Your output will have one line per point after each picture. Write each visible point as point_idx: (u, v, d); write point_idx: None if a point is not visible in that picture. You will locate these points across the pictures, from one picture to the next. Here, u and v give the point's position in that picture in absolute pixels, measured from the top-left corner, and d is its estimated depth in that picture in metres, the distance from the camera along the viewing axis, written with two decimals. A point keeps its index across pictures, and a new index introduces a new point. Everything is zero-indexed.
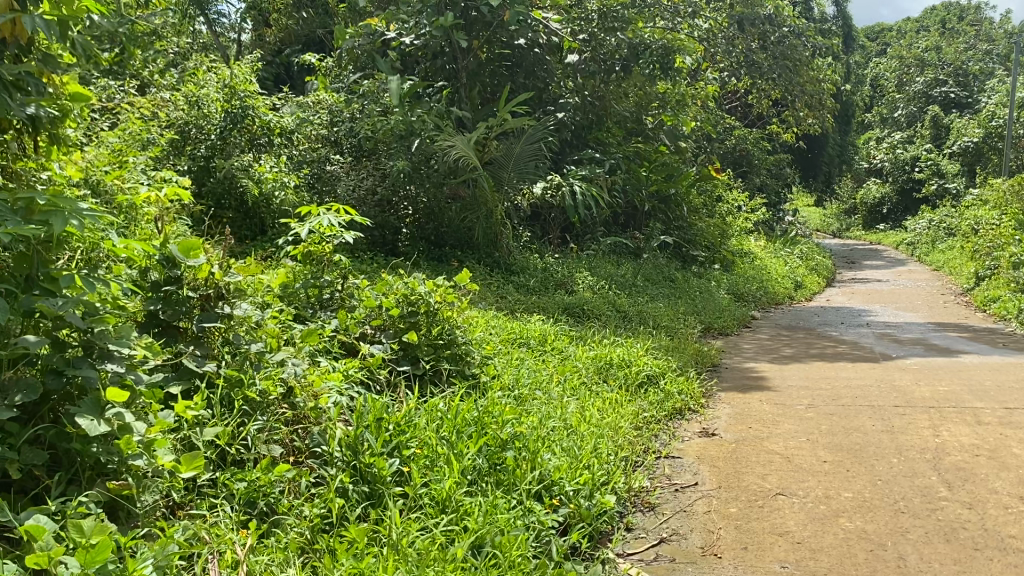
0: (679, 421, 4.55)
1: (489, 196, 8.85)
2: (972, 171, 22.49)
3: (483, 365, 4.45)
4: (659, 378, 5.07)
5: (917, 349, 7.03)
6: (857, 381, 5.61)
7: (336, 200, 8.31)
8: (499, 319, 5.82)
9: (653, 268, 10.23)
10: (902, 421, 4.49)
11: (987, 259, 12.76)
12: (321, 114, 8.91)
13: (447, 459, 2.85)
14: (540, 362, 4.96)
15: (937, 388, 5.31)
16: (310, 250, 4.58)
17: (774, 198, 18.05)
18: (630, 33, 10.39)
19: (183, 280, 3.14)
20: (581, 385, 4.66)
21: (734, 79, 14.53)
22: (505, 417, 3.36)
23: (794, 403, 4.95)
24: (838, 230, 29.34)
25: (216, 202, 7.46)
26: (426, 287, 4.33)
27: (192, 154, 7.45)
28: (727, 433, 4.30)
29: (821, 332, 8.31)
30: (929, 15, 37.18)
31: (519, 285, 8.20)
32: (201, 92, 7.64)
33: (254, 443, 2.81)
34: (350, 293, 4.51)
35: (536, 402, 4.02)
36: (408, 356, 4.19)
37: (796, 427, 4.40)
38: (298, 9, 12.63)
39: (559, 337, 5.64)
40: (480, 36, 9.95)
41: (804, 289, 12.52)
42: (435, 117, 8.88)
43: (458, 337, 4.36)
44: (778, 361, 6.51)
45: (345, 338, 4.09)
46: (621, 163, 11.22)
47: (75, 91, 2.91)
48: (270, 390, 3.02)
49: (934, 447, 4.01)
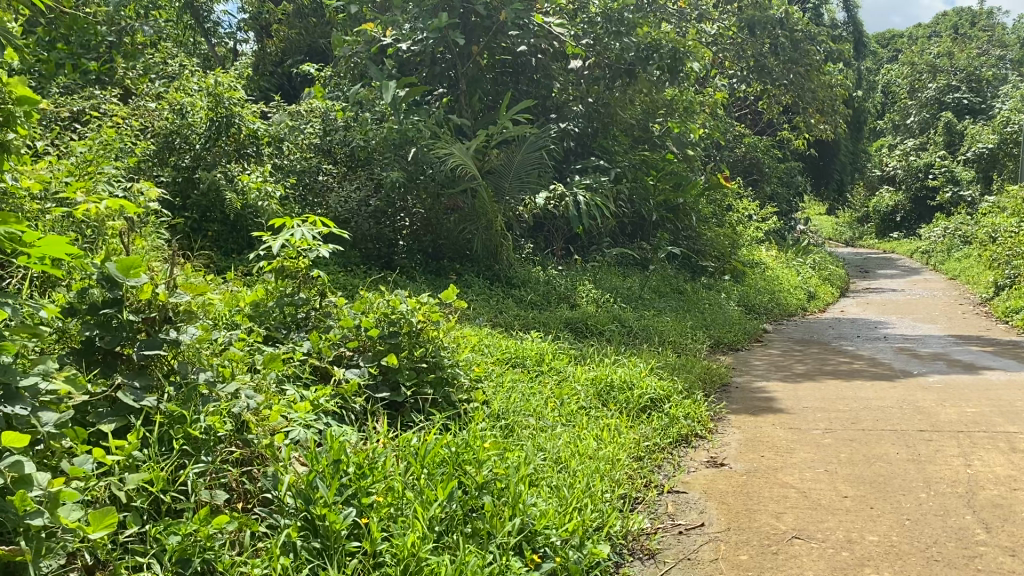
0: (684, 449, 4.17)
1: (488, 206, 8.47)
2: (988, 178, 22.06)
3: (472, 390, 4.09)
4: (664, 402, 4.68)
5: (940, 365, 6.63)
6: (878, 402, 5.22)
7: (327, 211, 7.91)
8: (493, 338, 5.46)
9: (661, 280, 9.88)
10: (929, 449, 4.10)
11: (1007, 268, 12.34)
12: (313, 124, 8.46)
13: (414, 508, 2.49)
14: (536, 384, 4.59)
15: (963, 410, 4.92)
16: (285, 266, 4.22)
17: (786, 207, 17.65)
18: (637, 38, 10.17)
19: (124, 302, 2.81)
20: (579, 410, 4.31)
21: (744, 85, 14.18)
22: (486, 453, 3.00)
23: (809, 428, 4.57)
24: (850, 239, 28.94)
25: (201, 215, 7.21)
26: (408, 306, 3.99)
27: (176, 164, 7.18)
28: (737, 463, 3.93)
29: (837, 345, 7.93)
30: (942, 20, 36.74)
31: (519, 299, 7.86)
32: (185, 100, 7.32)
33: (193, 489, 2.47)
34: (327, 313, 4.17)
35: (526, 433, 3.66)
36: (388, 382, 3.84)
37: (813, 456, 4.03)
38: (302, 18, 12.48)
39: (557, 356, 5.27)
40: (479, 42, 9.61)
41: (817, 300, 12.12)
42: (432, 125, 8.60)
43: (444, 359, 4.00)
44: (790, 380, 6.12)
45: (317, 363, 3.75)
46: (627, 171, 10.78)
47: (22, 93, 2.60)
48: (216, 428, 2.67)
49: (967, 480, 3.63)
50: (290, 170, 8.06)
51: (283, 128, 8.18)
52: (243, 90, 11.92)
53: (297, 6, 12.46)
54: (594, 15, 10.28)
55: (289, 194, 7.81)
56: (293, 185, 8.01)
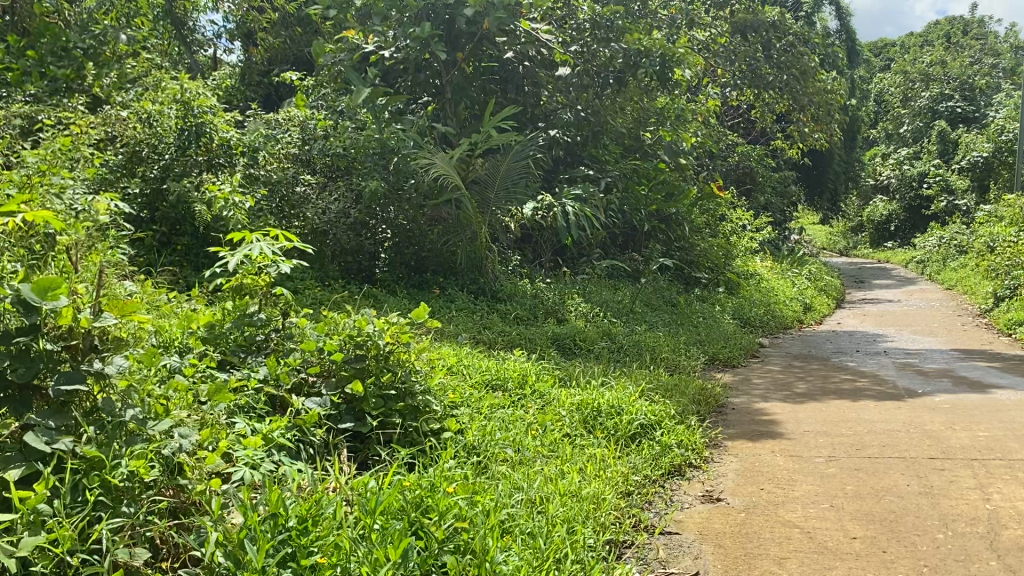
0: (677, 481, 3.85)
1: (473, 217, 8.19)
2: (982, 186, 21.84)
3: (446, 418, 3.74)
4: (656, 428, 4.34)
5: (945, 383, 6.32)
6: (884, 425, 4.89)
7: (304, 224, 7.61)
8: (473, 358, 5.11)
9: (653, 292, 9.58)
10: (943, 480, 3.78)
11: (1007, 278, 12.05)
12: (292, 133, 8.15)
13: (362, 568, 2.15)
14: (517, 410, 4.25)
15: (976, 434, 4.60)
16: (244, 283, 3.88)
17: (780, 217, 17.37)
18: (626, 43, 9.87)
19: (41, 328, 2.42)
20: (562, 439, 3.98)
21: (737, 93, 13.87)
22: (453, 497, 2.66)
23: (812, 456, 4.25)
24: (844, 249, 28.69)
25: (170, 228, 6.93)
26: (376, 326, 3.65)
27: (144, 175, 6.86)
28: (734, 498, 3.61)
29: (837, 361, 7.62)
30: (934, 28, 36.51)
31: (504, 314, 7.53)
32: (154, 108, 7.05)
33: (107, 548, 2.11)
34: (287, 335, 3.81)
35: (502, 468, 3.32)
36: (352, 412, 3.52)
37: (817, 489, 3.70)
38: (286, 28, 12.11)
39: (541, 378, 4.91)
40: (466, 48, 9.36)
41: (813, 312, 11.81)
42: (415, 133, 8.25)
43: (415, 386, 3.65)
44: (791, 400, 5.79)
45: (273, 391, 3.42)
46: (618, 181, 10.49)
47: None
48: (141, 476, 2.33)
49: (986, 518, 3.30)
50: (263, 181, 7.65)
51: (257, 137, 7.84)
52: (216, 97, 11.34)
53: (282, 14, 12.05)
54: (582, 22, 10.09)
55: (262, 205, 7.44)
56: (266, 197, 7.58)
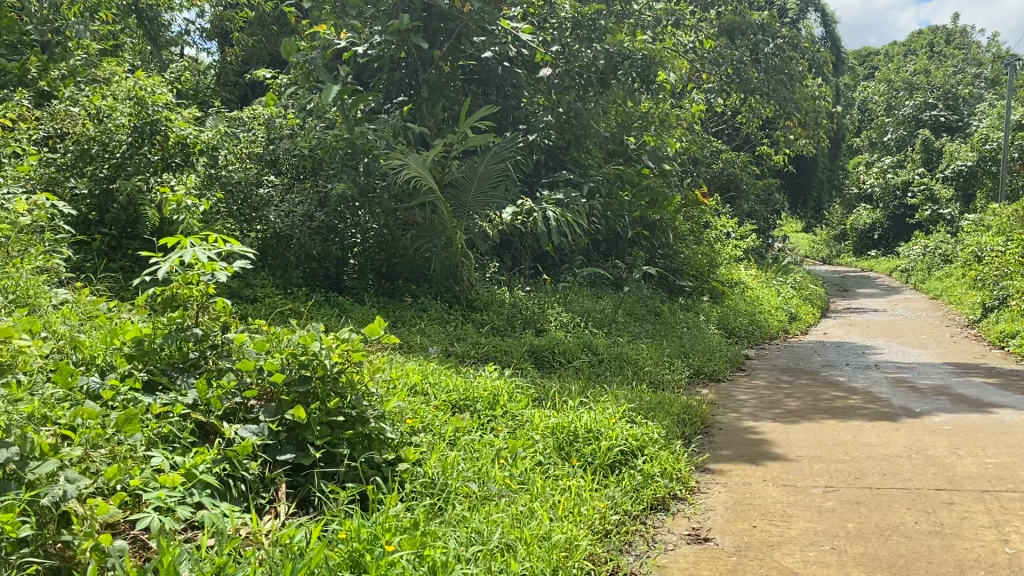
0: (660, 517, 3.46)
1: (447, 222, 7.70)
2: (967, 196, 21.65)
3: (403, 446, 3.33)
4: (637, 456, 3.95)
5: (944, 401, 5.95)
6: (884, 450, 4.51)
7: (266, 228, 7.21)
8: (440, 375, 4.69)
9: (636, 301, 9.21)
10: (955, 516, 3.41)
11: (997, 288, 11.74)
12: (257, 133, 7.79)
13: None
14: (486, 435, 3.84)
15: (984, 460, 4.24)
16: (178, 294, 3.45)
17: (764, 224, 17.04)
18: (609, 43, 9.49)
19: None
20: (533, 469, 3.58)
21: (722, 98, 13.51)
22: (395, 556, 2.26)
23: (807, 486, 3.87)
24: (827, 257, 28.42)
25: (121, 231, 6.54)
26: (323, 344, 3.24)
27: (93, 175, 6.46)
28: (722, 538, 3.22)
29: (827, 376, 7.25)
30: (917, 38, 36.35)
31: (479, 324, 7.15)
32: (104, 104, 6.60)
33: None
34: (224, 353, 3.38)
35: (462, 509, 2.92)
36: (294, 441, 3.11)
37: (814, 526, 3.33)
38: (263, 27, 11.61)
39: (514, 397, 4.49)
40: (444, 46, 8.94)
41: (798, 322, 11.45)
42: (388, 133, 7.82)
43: (368, 410, 3.23)
44: (784, 419, 5.42)
45: (202, 419, 3.03)
46: (601, 186, 9.98)
47: None
48: (9, 533, 2.02)
49: (1007, 565, 2.92)
50: (223, 182, 7.20)
51: (219, 134, 7.30)
52: (172, 92, 10.45)
53: (259, 13, 11.53)
54: (564, 20, 9.61)
55: (219, 209, 7.07)
56: (225, 198, 7.18)
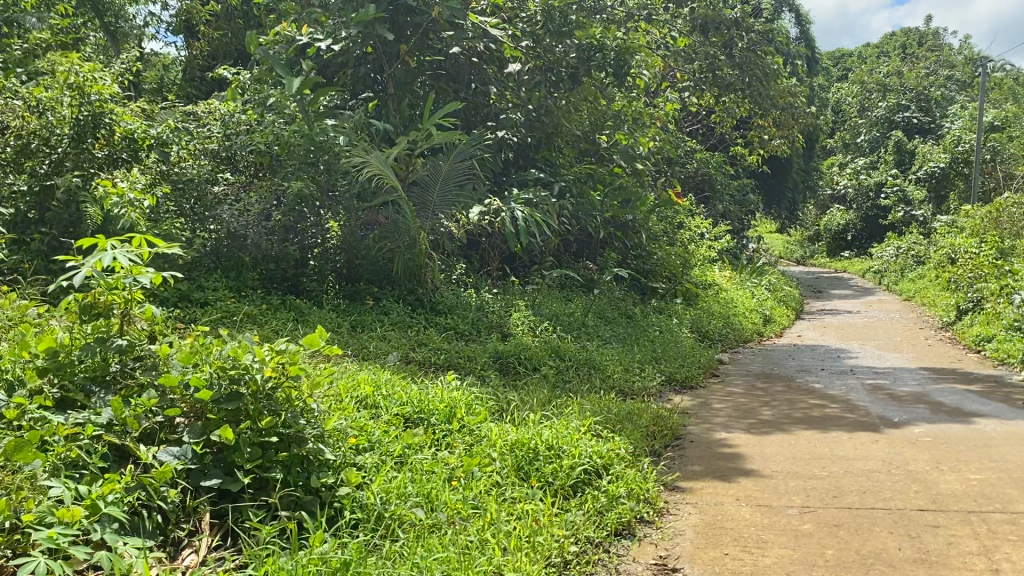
0: (624, 544, 3.19)
1: (411, 222, 7.40)
2: (939, 198, 22.03)
3: (344, 468, 3.03)
4: (601, 475, 3.69)
5: (923, 410, 5.72)
6: (863, 464, 4.27)
7: (220, 227, 6.94)
8: (393, 385, 4.38)
9: (606, 302, 8.95)
10: (940, 542, 3.17)
11: (972, 291, 11.56)
12: (212, 127, 7.44)
13: None
14: (438, 454, 3.55)
15: (968, 477, 4.01)
16: (99, 302, 3.15)
17: (738, 225, 16.84)
18: (580, 37, 9.14)
19: None
20: (489, 493, 3.29)
21: (696, 97, 13.29)
22: None
23: (783, 505, 3.62)
24: (801, 258, 28.34)
25: (63, 230, 6.26)
26: (255, 356, 2.92)
27: (33, 171, 6.19)
28: (692, 568, 2.96)
29: (802, 382, 7.03)
30: (890, 40, 36.42)
31: (442, 329, 6.84)
32: (44, 96, 6.25)
33: None
34: (149, 365, 3.06)
35: (402, 545, 2.63)
36: (222, 464, 2.81)
37: (791, 554, 3.07)
38: (230, 20, 11.16)
39: (472, 411, 4.20)
40: (410, 39, 8.61)
41: (773, 324, 11.24)
42: (349, 129, 7.50)
43: (305, 429, 2.93)
44: (758, 429, 5.18)
45: (117, 441, 2.72)
46: (571, 185, 9.80)
47: None
48: None
49: None
50: (174, 179, 6.93)
51: (168, 130, 7.15)
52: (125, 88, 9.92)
53: (225, 7, 11.09)
54: (534, 13, 9.27)
55: (168, 207, 6.80)
56: (175, 195, 6.90)
